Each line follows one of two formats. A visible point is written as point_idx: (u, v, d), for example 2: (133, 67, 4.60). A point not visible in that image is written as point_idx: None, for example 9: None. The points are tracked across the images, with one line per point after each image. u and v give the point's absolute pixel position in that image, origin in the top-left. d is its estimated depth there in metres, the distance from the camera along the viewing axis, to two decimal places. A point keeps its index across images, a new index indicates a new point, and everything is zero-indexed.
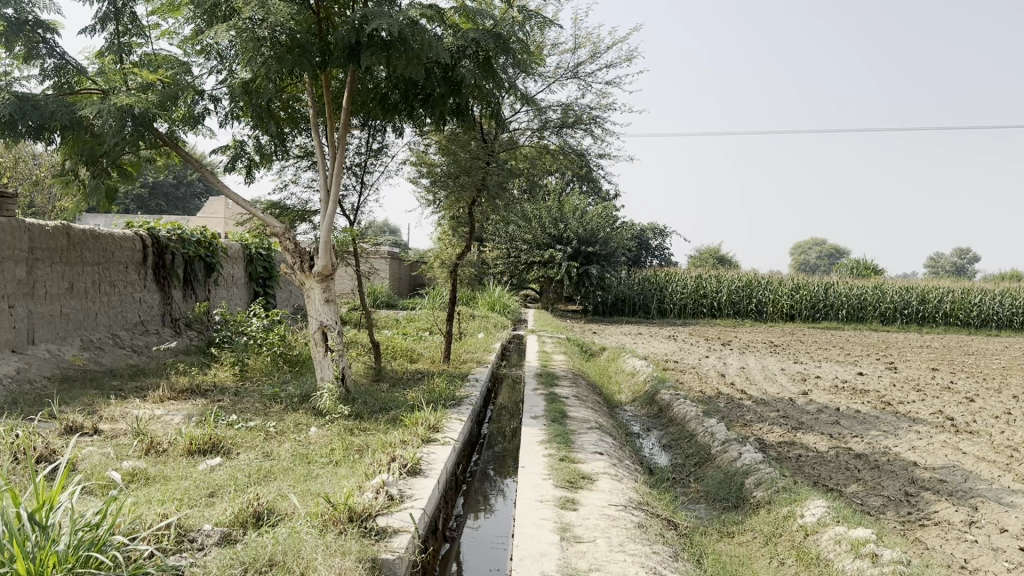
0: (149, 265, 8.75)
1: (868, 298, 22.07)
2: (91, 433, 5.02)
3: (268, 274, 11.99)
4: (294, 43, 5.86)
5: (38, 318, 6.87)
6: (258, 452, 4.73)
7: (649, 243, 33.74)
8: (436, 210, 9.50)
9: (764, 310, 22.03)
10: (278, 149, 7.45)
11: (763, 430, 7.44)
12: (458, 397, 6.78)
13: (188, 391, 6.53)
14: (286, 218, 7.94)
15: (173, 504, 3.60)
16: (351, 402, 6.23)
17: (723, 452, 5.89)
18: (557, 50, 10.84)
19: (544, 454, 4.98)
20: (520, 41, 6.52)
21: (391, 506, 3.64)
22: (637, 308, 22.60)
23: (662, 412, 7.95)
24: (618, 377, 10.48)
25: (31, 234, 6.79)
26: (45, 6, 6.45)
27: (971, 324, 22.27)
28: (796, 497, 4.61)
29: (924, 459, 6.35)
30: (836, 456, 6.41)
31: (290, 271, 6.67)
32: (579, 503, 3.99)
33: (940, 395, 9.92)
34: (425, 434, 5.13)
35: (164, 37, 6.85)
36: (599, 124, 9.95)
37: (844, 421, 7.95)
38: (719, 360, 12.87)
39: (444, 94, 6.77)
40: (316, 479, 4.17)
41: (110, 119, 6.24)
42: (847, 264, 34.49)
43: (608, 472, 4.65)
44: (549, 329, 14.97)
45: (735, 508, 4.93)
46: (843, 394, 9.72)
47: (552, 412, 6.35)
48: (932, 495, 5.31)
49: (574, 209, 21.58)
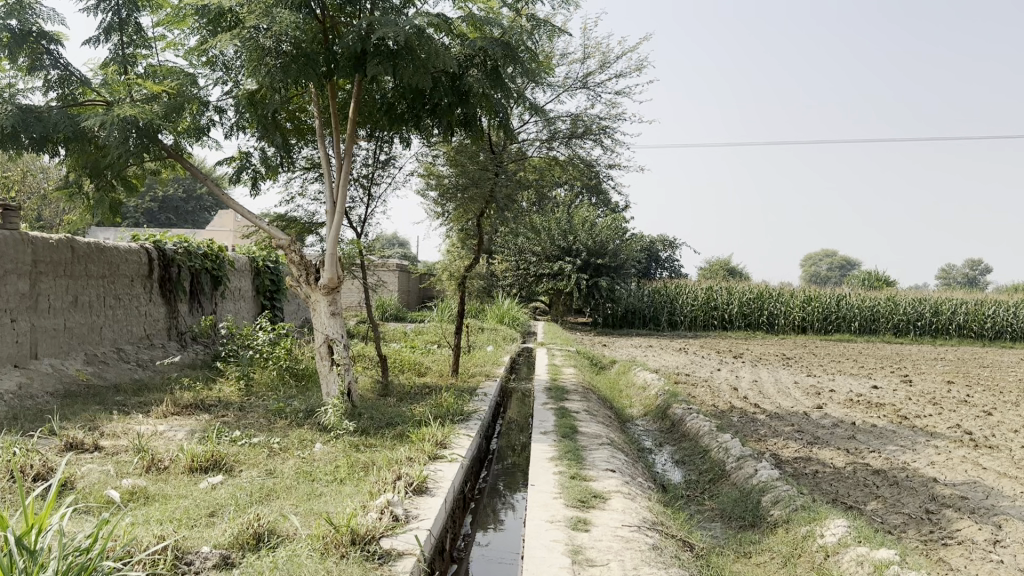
0: (155, 278, 8.67)
1: (880, 311, 21.85)
2: (91, 450, 4.92)
3: (275, 288, 11.93)
4: (298, 52, 5.79)
5: (41, 331, 6.80)
6: (260, 470, 4.62)
7: (659, 254, 33.48)
8: (445, 222, 9.40)
9: (775, 323, 21.82)
10: (285, 160, 7.37)
11: (778, 446, 7.28)
12: (466, 411, 6.65)
13: (192, 406, 6.43)
14: (293, 230, 7.86)
15: (171, 524, 3.49)
16: (356, 417, 6.10)
17: (738, 468, 5.73)
18: (566, 59, 10.74)
19: (554, 471, 4.84)
20: (528, 50, 6.45)
21: (396, 527, 3.51)
22: (647, 320, 22.49)
23: (674, 426, 7.80)
24: (630, 391, 10.33)
25: (34, 246, 6.72)
26: (49, 16, 6.41)
27: (985, 336, 21.99)
28: (816, 516, 4.45)
29: (945, 475, 6.17)
30: (854, 473, 6.24)
31: (296, 284, 6.57)
32: (591, 524, 3.85)
33: (957, 408, 9.73)
34: (432, 452, 5.00)
35: (169, 48, 6.79)
36: (608, 135, 9.85)
37: (861, 436, 7.78)
38: (731, 373, 12.70)
39: (452, 104, 6.67)
40: (319, 498, 4.05)
41: (114, 131, 6.16)
42: (860, 275, 34.16)
43: (621, 491, 4.50)
44: (559, 342, 14.84)
45: (752, 527, 4.77)
46: (858, 408, 9.53)
47: (562, 427, 6.21)
48: (955, 513, 5.13)
49: (584, 221, 21.45)
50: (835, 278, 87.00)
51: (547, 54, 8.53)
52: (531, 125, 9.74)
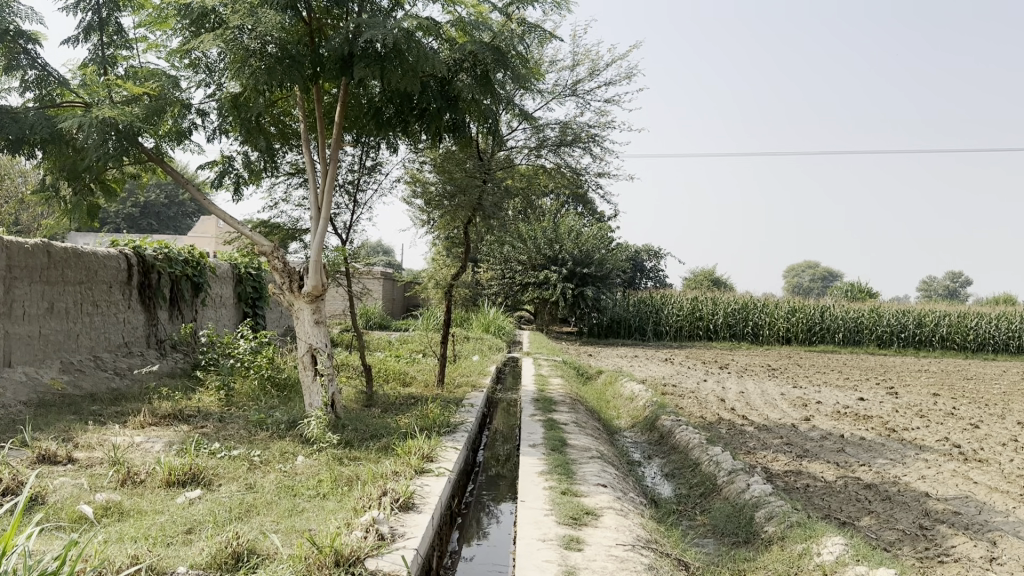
0: (134, 285, 8.48)
1: (864, 322, 21.90)
2: (64, 462, 4.75)
3: (257, 295, 11.74)
4: (283, 54, 5.66)
5: (15, 339, 6.59)
6: (240, 484, 4.46)
7: (644, 264, 33.62)
8: (430, 230, 9.26)
9: (760, 333, 21.80)
10: (268, 165, 7.22)
11: (768, 459, 7.18)
12: (452, 423, 6.52)
13: (171, 417, 6.25)
14: (276, 236, 7.70)
15: (145, 542, 3.34)
16: (340, 429, 5.94)
17: (730, 483, 5.62)
18: (555, 67, 10.68)
19: (544, 487, 4.71)
20: (519, 56, 6.37)
21: (380, 547, 3.36)
22: (632, 330, 22.44)
23: (663, 439, 7.69)
24: (617, 402, 10.21)
25: (9, 251, 6.52)
26: (26, 15, 6.26)
27: (968, 348, 22.05)
28: (812, 533, 4.34)
29: (936, 490, 6.09)
30: (845, 487, 6.15)
31: (279, 291, 6.40)
32: (584, 543, 3.72)
33: (944, 421, 9.69)
34: (418, 465, 4.87)
35: (151, 49, 6.63)
36: (597, 143, 9.80)
37: (850, 448, 7.71)
38: (717, 384, 12.60)
39: (440, 110, 6.56)
40: (302, 515, 3.90)
41: (93, 133, 5.98)
42: (842, 285, 34.42)
43: (613, 507, 4.38)
44: (545, 351, 14.71)
45: (746, 544, 4.67)
46: (845, 420, 9.44)
47: (551, 440, 6.10)
48: (949, 529, 5.06)
49: (569, 230, 21.22)
50: (817, 289, 87.67)
51: (536, 60, 8.45)
52: (520, 131, 9.66)
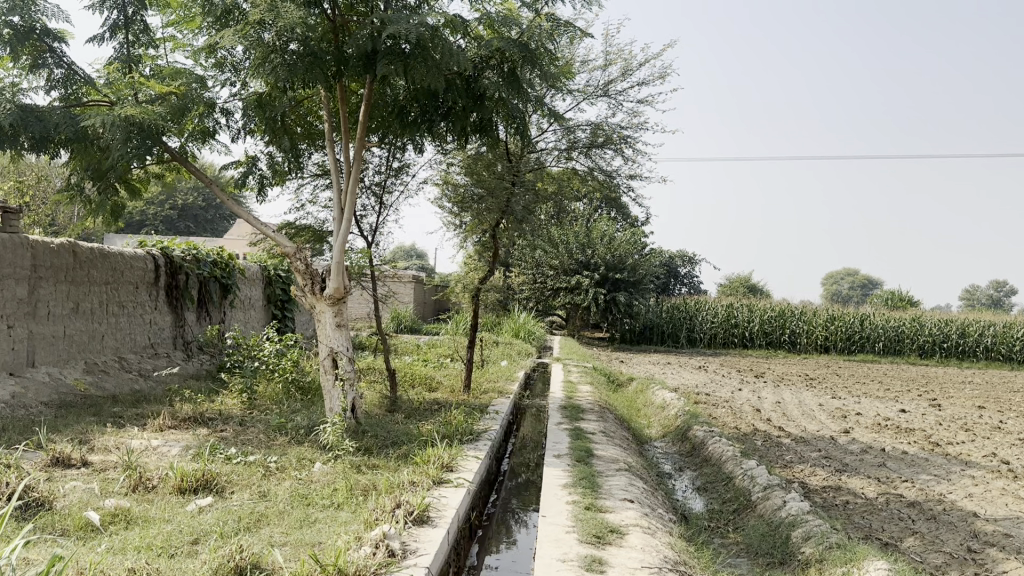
0: (161, 286, 8.45)
1: (905, 331, 21.25)
2: (79, 465, 4.66)
3: (287, 297, 11.73)
4: (306, 51, 5.53)
5: (39, 338, 6.56)
6: (253, 492, 4.32)
7: (678, 271, 33.27)
8: (459, 234, 9.10)
9: (797, 341, 21.31)
10: (293, 166, 7.16)
11: (804, 473, 6.88)
12: (476, 430, 6.33)
13: (190, 420, 6.16)
14: (303, 237, 7.60)
15: (147, 554, 3.20)
16: (360, 435, 5.80)
17: (765, 499, 5.35)
18: (588, 67, 10.50)
19: (568, 501, 4.50)
20: (548, 54, 6.22)
21: (390, 564, 3.18)
22: (665, 336, 22.15)
23: (695, 449, 7.42)
24: (647, 410, 9.97)
25: (34, 251, 6.48)
26: (52, 14, 6.24)
27: (1014, 359, 21.23)
28: (853, 556, 4.06)
29: (985, 509, 5.75)
30: (886, 505, 5.84)
31: (301, 294, 6.26)
32: (607, 564, 3.50)
33: (991, 435, 9.26)
34: (436, 476, 4.69)
35: (178, 48, 6.57)
36: (629, 144, 9.59)
37: (892, 463, 7.37)
38: (753, 393, 12.23)
39: (466, 108, 6.40)
40: (313, 526, 3.75)
41: (116, 131, 5.93)
42: (882, 294, 33.73)
43: (639, 524, 4.15)
44: (576, 357, 14.49)
45: (781, 566, 4.42)
46: (886, 433, 9.08)
47: (577, 450, 5.88)
48: (999, 553, 4.73)
49: (602, 235, 21.06)
50: (856, 297, 86.21)
51: (567, 59, 8.26)
52: (550, 134, 9.49)
